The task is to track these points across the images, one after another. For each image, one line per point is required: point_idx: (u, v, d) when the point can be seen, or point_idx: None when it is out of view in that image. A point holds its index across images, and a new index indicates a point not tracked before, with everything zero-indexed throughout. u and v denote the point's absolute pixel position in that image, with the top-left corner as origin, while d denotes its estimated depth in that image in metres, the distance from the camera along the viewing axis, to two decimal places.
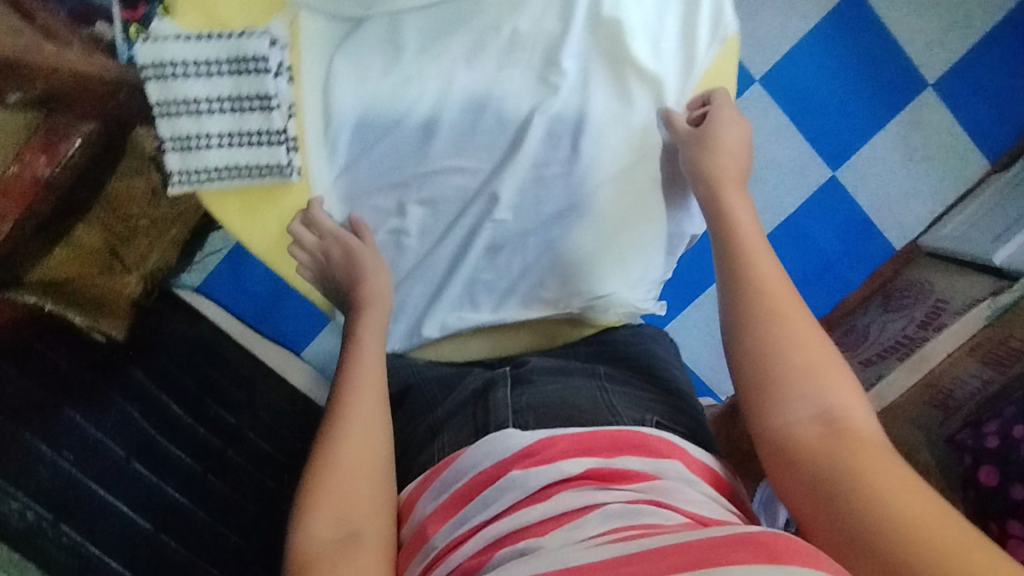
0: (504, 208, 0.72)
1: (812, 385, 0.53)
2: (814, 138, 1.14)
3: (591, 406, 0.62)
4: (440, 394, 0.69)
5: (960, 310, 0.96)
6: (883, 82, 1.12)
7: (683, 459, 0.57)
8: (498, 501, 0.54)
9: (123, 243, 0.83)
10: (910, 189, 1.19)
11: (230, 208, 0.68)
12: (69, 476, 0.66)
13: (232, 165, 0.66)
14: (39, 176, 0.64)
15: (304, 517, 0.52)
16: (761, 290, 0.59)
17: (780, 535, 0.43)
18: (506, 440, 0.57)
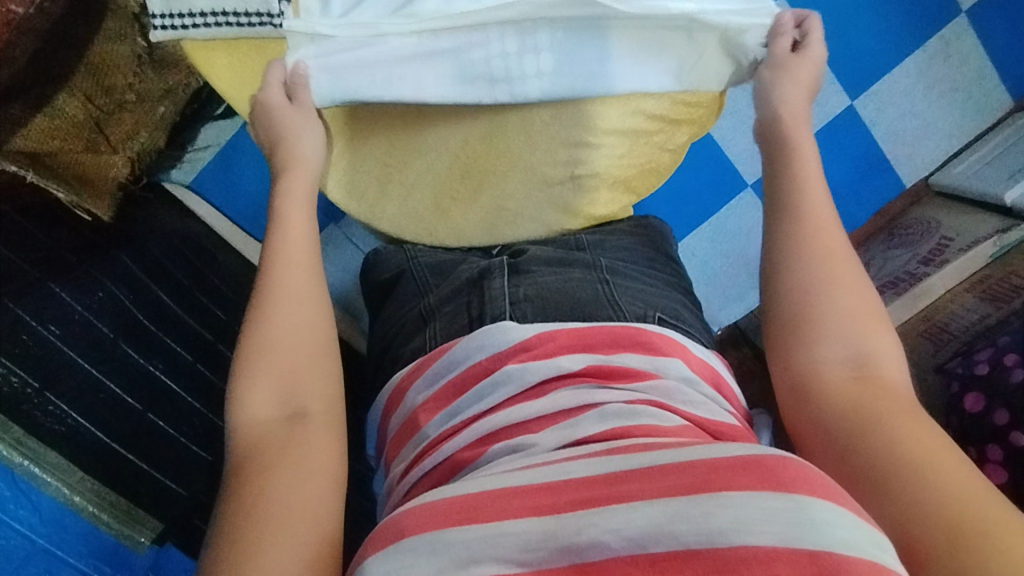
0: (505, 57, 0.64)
1: (846, 335, 0.51)
2: (834, 64, 1.17)
3: (591, 298, 0.59)
4: (432, 280, 0.65)
5: (961, 248, 1.02)
6: (909, 14, 1.16)
7: (685, 358, 0.55)
8: (493, 393, 0.51)
9: (107, 118, 0.76)
10: (928, 126, 1.22)
11: (219, 64, 0.64)
12: (52, 346, 0.73)
13: (219, 11, 0.62)
14: (12, 15, 0.63)
15: (239, 398, 0.50)
16: (814, 228, 0.56)
17: (792, 458, 0.39)
18: (501, 333, 0.54)
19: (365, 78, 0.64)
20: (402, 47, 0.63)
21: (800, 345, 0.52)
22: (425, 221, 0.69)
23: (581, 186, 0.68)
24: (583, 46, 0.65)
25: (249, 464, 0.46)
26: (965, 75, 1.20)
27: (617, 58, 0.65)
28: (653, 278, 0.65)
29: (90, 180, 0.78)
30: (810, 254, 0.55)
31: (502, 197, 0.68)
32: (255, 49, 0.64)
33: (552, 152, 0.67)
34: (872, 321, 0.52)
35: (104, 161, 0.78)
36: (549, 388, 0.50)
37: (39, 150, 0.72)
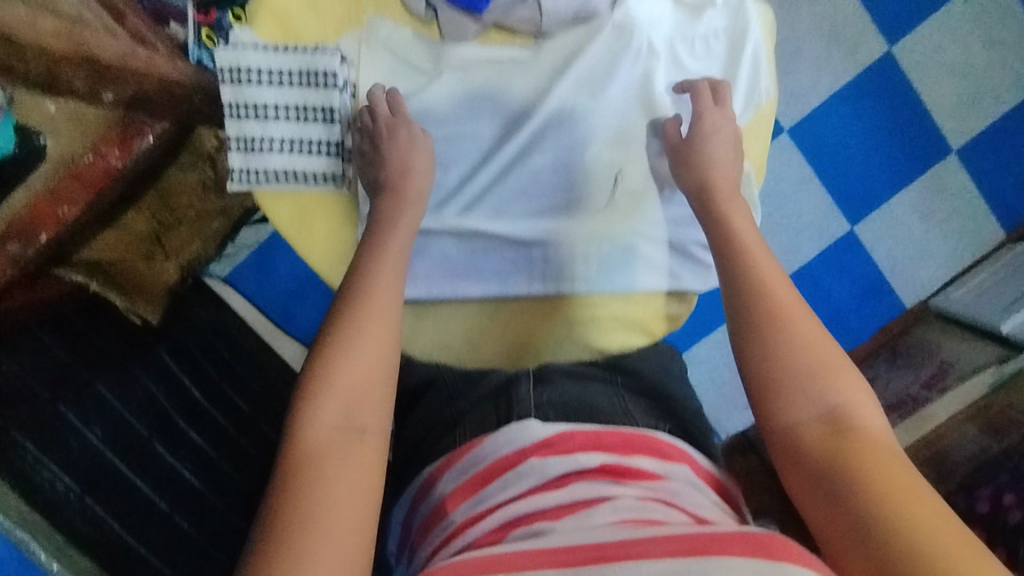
0: (532, 255, 0.70)
1: (815, 388, 0.52)
2: (835, 192, 1.25)
3: (608, 407, 0.63)
4: (463, 386, 0.68)
5: (962, 375, 1.06)
6: (907, 146, 1.24)
7: (692, 466, 0.58)
8: (517, 483, 0.53)
9: (168, 230, 0.83)
10: (925, 251, 1.29)
11: (285, 212, 0.67)
12: (96, 449, 0.71)
13: (290, 171, 0.66)
14: (110, 168, 0.60)
15: (309, 401, 0.50)
16: (779, 313, 0.55)
17: (779, 535, 0.43)
18: (526, 431, 0.57)
19: (423, 278, 0.69)
20: (456, 249, 0.69)
21: (774, 408, 0.52)
22: (453, 349, 0.72)
23: (602, 328, 0.72)
24: (605, 248, 0.70)
25: (302, 471, 0.46)
26: (960, 206, 1.28)
27: (636, 261, 0.71)
28: (666, 395, 0.69)
29: (143, 287, 0.84)
30: (787, 336, 0.54)
31: (526, 332, 0.72)
32: (320, 198, 0.67)
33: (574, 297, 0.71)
34: (844, 373, 0.53)
35: (158, 270, 0.84)
36: (568, 480, 0.53)
37: (102, 259, 0.78)
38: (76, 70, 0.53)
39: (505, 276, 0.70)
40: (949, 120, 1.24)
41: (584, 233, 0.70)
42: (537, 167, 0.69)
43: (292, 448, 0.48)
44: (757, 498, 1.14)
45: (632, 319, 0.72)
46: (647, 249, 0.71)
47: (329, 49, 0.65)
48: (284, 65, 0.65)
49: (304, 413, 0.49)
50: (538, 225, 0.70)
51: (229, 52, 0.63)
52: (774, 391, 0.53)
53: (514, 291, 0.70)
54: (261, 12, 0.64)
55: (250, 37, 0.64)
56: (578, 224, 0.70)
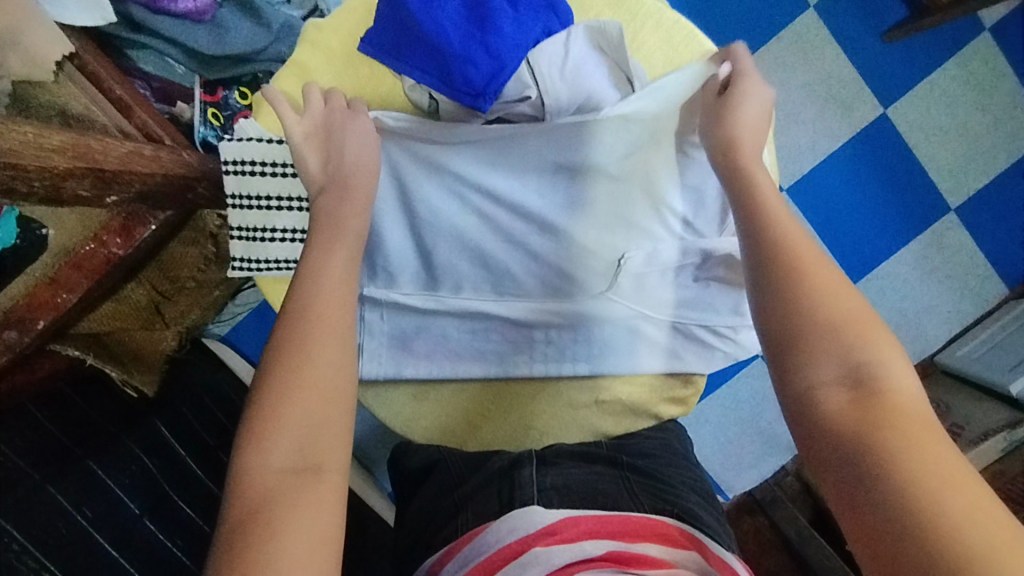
0: (532, 335, 0.70)
1: (838, 343, 0.45)
2: (836, 249, 1.25)
3: (613, 491, 0.62)
4: (465, 472, 0.66)
5: (973, 439, 1.04)
6: (908, 204, 1.25)
7: (705, 555, 0.55)
8: (521, 574, 0.51)
9: (167, 301, 0.82)
10: (928, 307, 1.28)
11: (284, 296, 0.65)
12: (83, 530, 0.71)
13: (292, 259, 0.64)
14: (111, 257, 0.58)
15: (252, 439, 0.45)
16: (794, 260, 0.48)
17: None
18: (529, 518, 0.56)
19: (423, 358, 0.70)
20: (456, 329, 0.70)
21: (790, 365, 0.45)
22: (455, 432, 0.71)
23: (604, 411, 0.71)
24: (607, 329, 0.70)
25: (244, 530, 0.41)
26: (961, 263, 1.27)
27: (641, 343, 0.70)
28: (677, 476, 0.67)
29: (139, 356, 0.84)
30: (806, 293, 0.47)
31: (530, 415, 0.71)
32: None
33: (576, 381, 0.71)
34: (870, 331, 0.45)
35: (156, 338, 0.85)
36: (571, 570, 0.50)
37: (100, 331, 0.78)
38: (79, 179, 0.49)
39: (506, 358, 0.70)
40: (947, 178, 1.25)
41: (584, 314, 0.69)
42: (537, 250, 0.69)
43: (237, 500, 0.43)
44: (764, 564, 1.11)
45: (635, 403, 0.71)
46: (649, 330, 0.70)
47: None
48: (288, 157, 0.63)
49: (246, 455, 0.44)
50: (536, 307, 0.70)
51: (232, 145, 0.62)
52: (800, 338, 0.46)
53: (514, 373, 0.70)
54: (266, 105, 0.64)
55: (255, 129, 0.63)
56: (577, 306, 0.70)
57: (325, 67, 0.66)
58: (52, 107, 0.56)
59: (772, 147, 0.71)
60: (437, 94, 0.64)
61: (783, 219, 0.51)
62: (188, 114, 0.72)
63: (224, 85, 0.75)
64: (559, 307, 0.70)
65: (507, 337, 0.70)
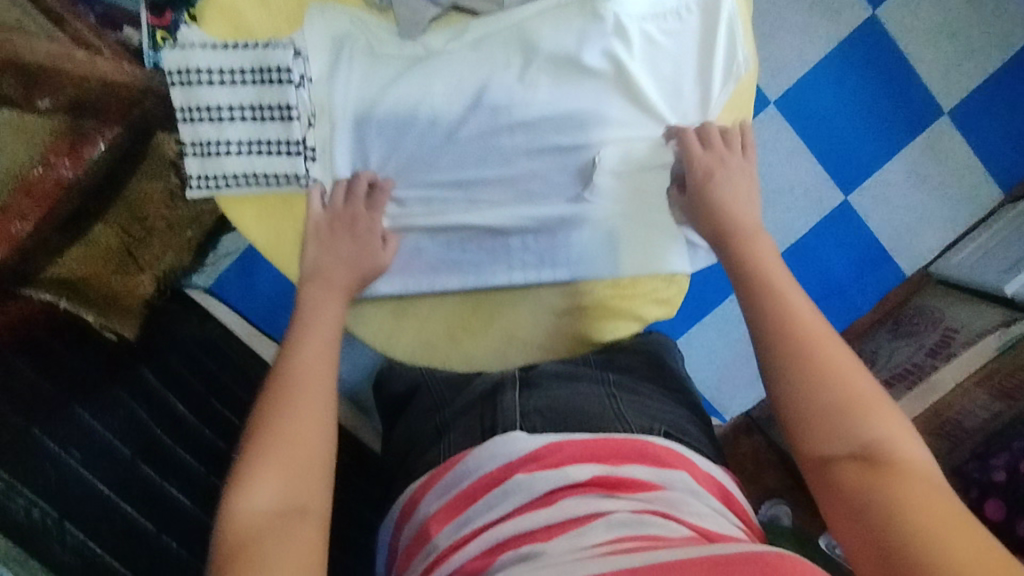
0: (511, 241, 0.69)
1: (842, 422, 0.50)
2: (827, 161, 1.22)
3: (598, 411, 0.60)
4: (447, 395, 0.67)
5: (969, 340, 1.04)
6: (900, 110, 1.21)
7: (690, 471, 0.55)
8: (503, 503, 0.51)
9: (139, 242, 0.82)
10: (922, 217, 1.26)
11: (249, 215, 0.65)
12: (76, 473, 0.69)
13: (250, 173, 0.64)
14: (62, 178, 0.61)
15: (241, 482, 0.49)
16: (785, 328, 0.55)
17: (788, 556, 0.42)
18: (511, 444, 0.55)
19: (400, 270, 0.68)
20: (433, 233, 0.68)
21: (803, 441, 0.51)
22: (438, 350, 0.70)
23: (589, 320, 0.70)
24: (582, 235, 0.69)
25: (236, 560, 0.44)
26: (955, 169, 1.25)
27: (620, 246, 0.69)
28: (660, 390, 0.66)
29: (116, 300, 0.82)
30: (812, 364, 0.52)
31: (514, 326, 0.70)
32: (283, 199, 0.65)
33: (558, 290, 0.70)
34: (879, 406, 0.50)
35: (132, 281, 0.84)
36: (556, 497, 0.50)
37: (72, 275, 0.76)
38: None
39: (485, 266, 0.69)
40: (941, 80, 1.21)
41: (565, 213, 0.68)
42: (512, 144, 0.66)
43: (227, 537, 0.46)
44: None
45: (622, 307, 0.70)
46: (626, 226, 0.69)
47: (281, 43, 0.62)
48: (234, 63, 0.62)
49: (237, 495, 0.48)
50: (516, 207, 0.68)
51: (175, 52, 0.62)
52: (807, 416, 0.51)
53: (494, 281, 0.69)
54: (209, 10, 0.63)
55: (197, 36, 0.62)
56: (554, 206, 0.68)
57: None
58: None
59: (746, 27, 0.67)
60: None
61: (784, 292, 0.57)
62: (137, 39, 0.72)
63: (172, 9, 0.72)
64: (539, 215, 0.68)
65: (486, 238, 0.68)
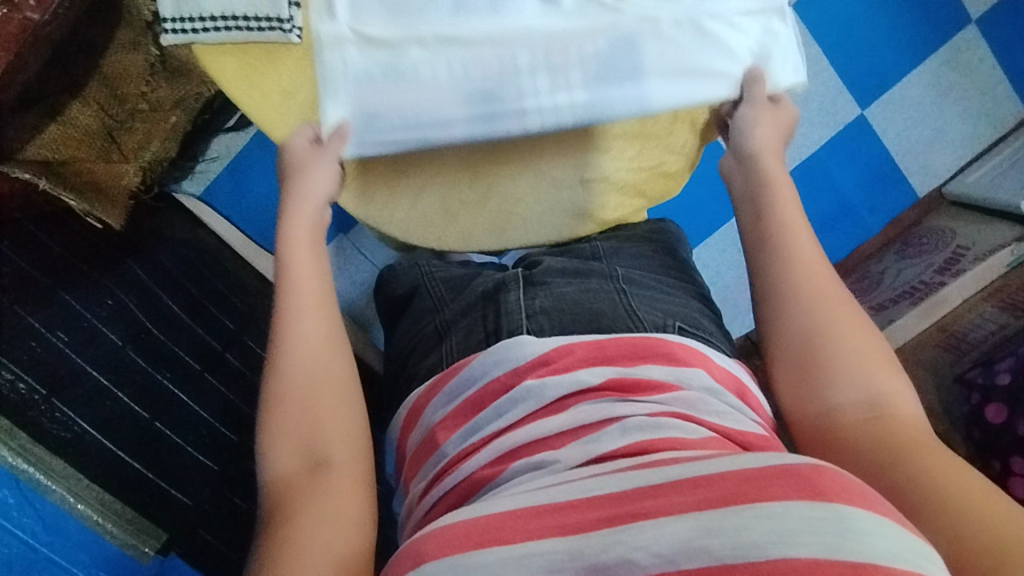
0: (534, 97, 0.59)
1: (849, 374, 0.51)
2: (844, 71, 1.16)
3: (608, 309, 0.57)
4: (447, 295, 0.63)
5: (979, 256, 1.01)
6: (923, 18, 1.16)
7: (707, 367, 0.52)
8: (512, 410, 0.49)
9: (121, 127, 0.77)
10: (939, 134, 1.21)
11: (229, 69, 0.57)
12: (62, 355, 0.68)
13: (229, 13, 0.54)
14: (27, 22, 0.55)
15: (267, 448, 0.49)
16: (802, 267, 0.56)
17: (825, 467, 0.38)
18: (517, 348, 0.52)
19: (400, 117, 0.58)
20: (441, 72, 0.57)
21: (809, 382, 0.52)
22: (437, 229, 0.65)
23: (591, 192, 0.66)
24: (616, 80, 0.60)
25: (277, 527, 0.45)
26: (976, 83, 1.19)
27: (656, 90, 0.60)
28: (669, 286, 0.63)
29: (102, 190, 0.77)
30: (810, 298, 0.55)
31: (526, 203, 0.66)
32: (266, 49, 0.56)
33: (562, 182, 0.65)
34: (876, 360, 0.52)
35: (115, 172, 0.78)
36: (570, 403, 0.48)
37: (51, 158, 0.72)
38: None
39: (506, 121, 0.59)
40: None
41: (582, 50, 0.59)
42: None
43: (268, 504, 0.47)
44: None
45: (625, 190, 0.67)
46: (655, 51, 0.60)
47: None
48: None
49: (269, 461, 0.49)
50: (526, 43, 0.58)
51: None
52: (811, 351, 0.53)
53: (508, 124, 0.59)
54: None
55: None
56: (574, 45, 0.59)
57: None
58: None
59: None
60: None
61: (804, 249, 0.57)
62: None
63: None
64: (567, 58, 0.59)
65: (495, 74, 0.58)
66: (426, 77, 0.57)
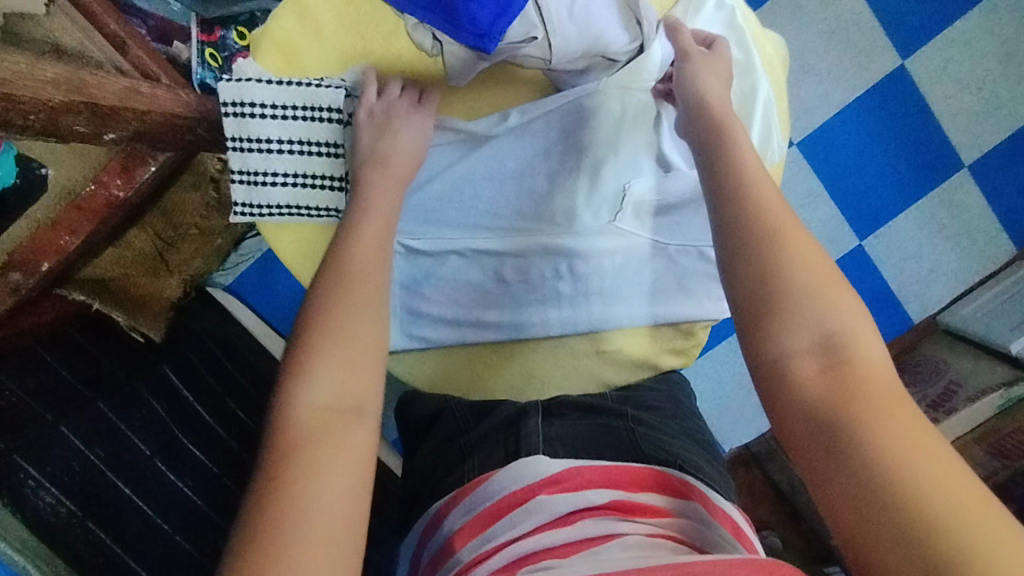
0: (549, 305, 0.69)
1: (814, 308, 0.43)
2: (844, 205, 1.24)
3: (617, 444, 0.60)
4: (471, 419, 0.66)
5: (970, 396, 1.05)
6: (922, 158, 1.22)
7: (706, 504, 0.55)
8: (524, 521, 0.51)
9: (170, 248, 0.82)
10: (935, 266, 1.27)
11: (287, 245, 0.66)
12: (95, 466, 0.71)
13: (294, 205, 0.65)
14: (112, 197, 0.60)
15: (299, 371, 0.44)
16: (765, 216, 0.47)
17: (787, 567, 0.41)
18: (533, 466, 0.55)
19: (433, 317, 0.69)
20: (474, 278, 0.70)
21: (772, 327, 0.44)
22: (457, 380, 0.71)
23: (607, 361, 0.71)
24: (619, 285, 0.70)
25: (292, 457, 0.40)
26: (972, 221, 1.25)
27: (650, 302, 0.71)
28: (676, 426, 0.66)
29: (145, 304, 0.83)
30: (789, 257, 0.45)
31: (540, 368, 0.70)
32: (322, 232, 0.66)
33: (582, 362, 0.70)
34: (840, 292, 0.45)
35: (160, 285, 0.84)
36: (575, 517, 0.50)
37: (105, 276, 0.78)
38: (76, 115, 0.47)
39: (522, 323, 0.69)
40: (963, 132, 1.21)
41: (601, 264, 0.69)
42: (555, 204, 0.69)
43: (279, 429, 0.42)
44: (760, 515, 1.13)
45: (640, 353, 0.71)
46: (658, 270, 0.71)
47: (331, 82, 0.62)
48: (289, 100, 0.62)
49: (293, 385, 0.43)
50: (548, 261, 0.69)
51: (230, 85, 0.60)
52: (763, 275, 0.45)
53: (525, 324, 0.69)
54: (264, 44, 0.62)
55: (253, 70, 0.61)
56: (596, 257, 0.69)
57: (327, 9, 0.62)
58: (46, 42, 0.56)
59: (783, 115, 0.72)
60: (441, 34, 0.62)
61: (767, 184, 0.49)
62: (186, 54, 0.71)
63: (222, 26, 0.71)
64: (585, 268, 0.69)
65: (521, 282, 0.69)
66: (458, 278, 0.70)
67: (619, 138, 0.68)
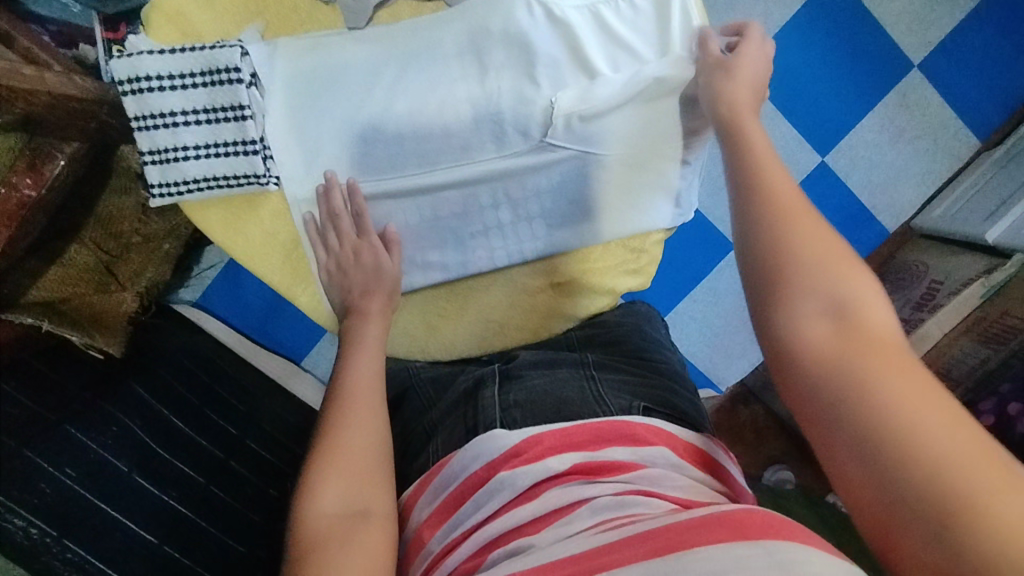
0: (489, 233, 0.70)
1: (822, 293, 0.41)
2: (800, 124, 1.22)
3: (577, 396, 0.57)
4: (435, 394, 0.65)
5: (953, 290, 1.04)
6: (869, 62, 1.20)
7: (674, 446, 0.51)
8: (489, 502, 0.48)
9: (115, 260, 0.82)
10: (902, 172, 1.26)
11: (215, 223, 0.66)
12: (69, 490, 0.69)
13: (211, 176, 0.64)
14: (26, 198, 0.59)
15: (310, 489, 0.48)
16: (771, 200, 0.46)
17: (757, 510, 0.39)
18: (490, 442, 0.51)
19: None
20: (410, 219, 0.68)
21: (776, 307, 0.42)
22: (418, 339, 0.71)
23: (562, 288, 0.71)
24: (557, 205, 0.69)
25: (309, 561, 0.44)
26: (930, 121, 1.24)
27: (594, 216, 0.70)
28: (641, 364, 0.65)
29: (99, 319, 0.81)
30: (793, 242, 0.43)
31: (498, 310, 0.71)
32: (248, 202, 0.66)
33: (539, 295, 0.71)
34: (850, 266, 0.42)
35: (113, 300, 0.83)
36: (540, 490, 0.47)
37: (52, 298, 0.76)
38: None
39: (467, 258, 0.70)
40: (906, 33, 1.20)
41: (538, 185, 0.69)
42: (476, 127, 0.66)
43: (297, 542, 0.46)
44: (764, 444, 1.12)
45: (595, 280, 0.71)
46: (603, 180, 0.69)
47: (229, 43, 0.61)
48: (185, 67, 0.61)
49: (305, 500, 0.47)
50: (487, 190, 0.69)
51: (124, 61, 0.61)
52: (778, 279, 0.43)
53: (472, 261, 0.70)
54: (154, 15, 0.63)
55: (147, 44, 0.62)
56: (526, 178, 0.69)
57: None
58: None
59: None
60: None
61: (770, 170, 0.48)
62: (93, 55, 0.70)
63: (126, 22, 0.69)
64: (518, 189, 0.69)
65: (456, 216, 0.69)
66: (391, 216, 0.68)
67: (533, 45, 0.65)
